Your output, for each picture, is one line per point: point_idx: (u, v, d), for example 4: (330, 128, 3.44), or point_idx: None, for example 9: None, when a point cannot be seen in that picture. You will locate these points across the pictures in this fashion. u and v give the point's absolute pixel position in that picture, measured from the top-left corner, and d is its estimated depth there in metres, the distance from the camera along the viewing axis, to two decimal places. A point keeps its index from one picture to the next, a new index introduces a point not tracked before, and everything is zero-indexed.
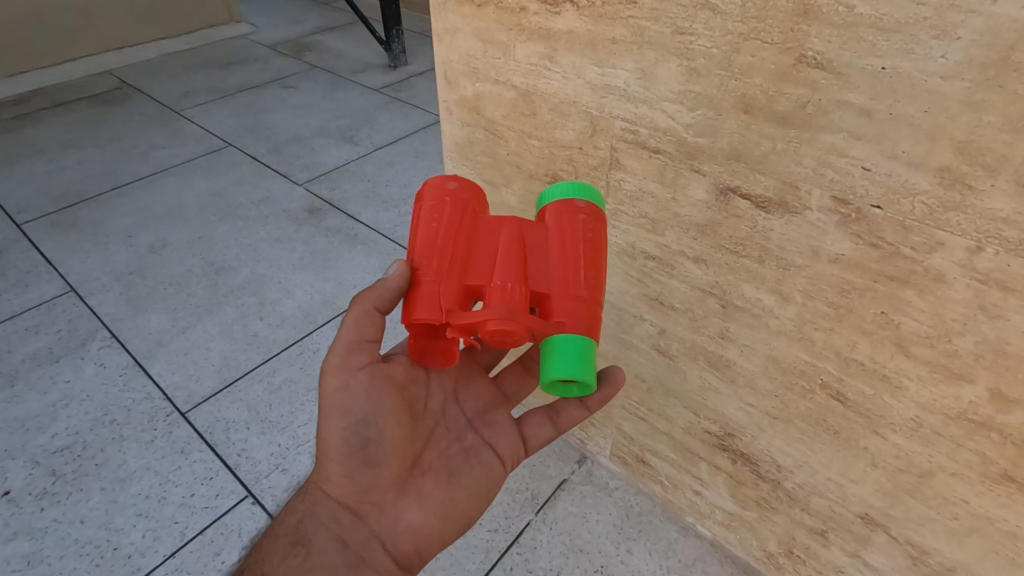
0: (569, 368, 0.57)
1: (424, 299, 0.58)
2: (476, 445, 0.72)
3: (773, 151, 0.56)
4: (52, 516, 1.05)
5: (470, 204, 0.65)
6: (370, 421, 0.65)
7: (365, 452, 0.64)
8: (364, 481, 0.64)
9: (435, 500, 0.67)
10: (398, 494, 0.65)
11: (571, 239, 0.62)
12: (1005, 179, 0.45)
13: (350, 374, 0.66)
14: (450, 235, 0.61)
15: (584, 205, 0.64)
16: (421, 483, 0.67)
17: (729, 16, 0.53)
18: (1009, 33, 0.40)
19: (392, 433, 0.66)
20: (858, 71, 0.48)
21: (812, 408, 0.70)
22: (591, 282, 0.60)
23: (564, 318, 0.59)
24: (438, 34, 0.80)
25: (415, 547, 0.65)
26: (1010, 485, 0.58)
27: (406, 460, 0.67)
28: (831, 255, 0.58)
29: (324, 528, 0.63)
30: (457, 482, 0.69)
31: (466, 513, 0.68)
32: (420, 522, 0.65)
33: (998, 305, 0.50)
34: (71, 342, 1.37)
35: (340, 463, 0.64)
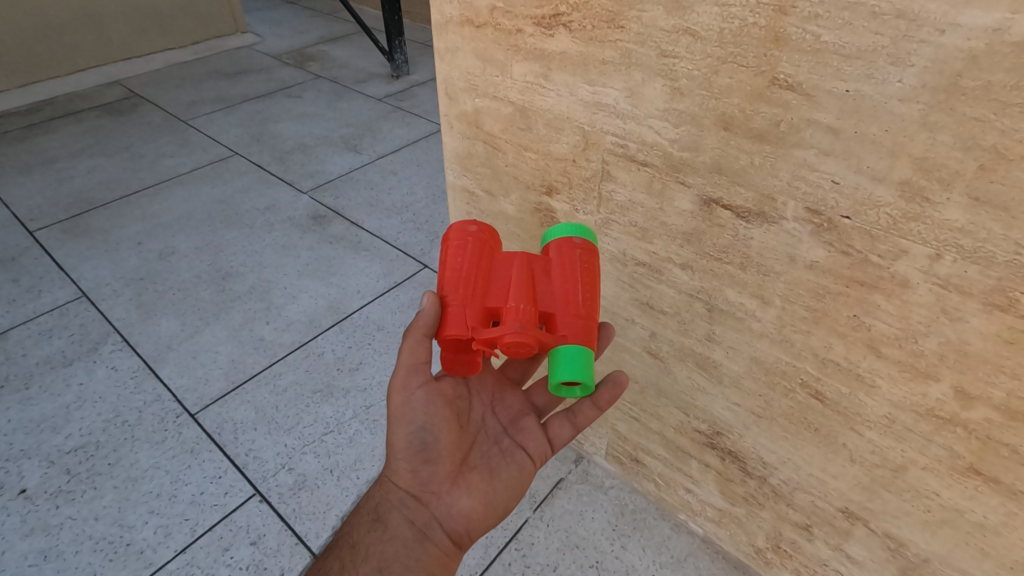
0: (573, 370, 0.62)
1: (451, 318, 0.64)
2: (511, 447, 0.75)
3: (751, 165, 0.60)
4: (67, 513, 1.09)
5: (489, 239, 0.70)
6: (428, 424, 0.70)
7: (425, 450, 0.70)
8: (425, 474, 0.69)
9: (482, 488, 0.71)
10: (452, 483, 0.70)
11: (570, 270, 0.67)
12: (958, 193, 0.49)
13: (408, 391, 0.71)
14: (470, 264, 0.67)
15: (580, 242, 0.69)
16: (471, 475, 0.71)
17: (708, 41, 0.57)
18: (956, 61, 0.45)
19: (445, 436, 0.71)
20: (825, 93, 0.52)
21: (793, 406, 0.74)
22: (588, 302, 0.65)
23: (567, 331, 0.63)
24: (440, 53, 0.85)
25: (468, 532, 0.69)
26: (977, 478, 0.62)
27: (455, 455, 0.71)
28: (806, 261, 0.62)
29: (393, 511, 0.68)
30: (499, 476, 0.72)
31: (504, 503, 0.71)
32: (471, 507, 0.69)
33: (958, 308, 0.54)
34: (84, 346, 1.42)
35: (406, 459, 0.69)
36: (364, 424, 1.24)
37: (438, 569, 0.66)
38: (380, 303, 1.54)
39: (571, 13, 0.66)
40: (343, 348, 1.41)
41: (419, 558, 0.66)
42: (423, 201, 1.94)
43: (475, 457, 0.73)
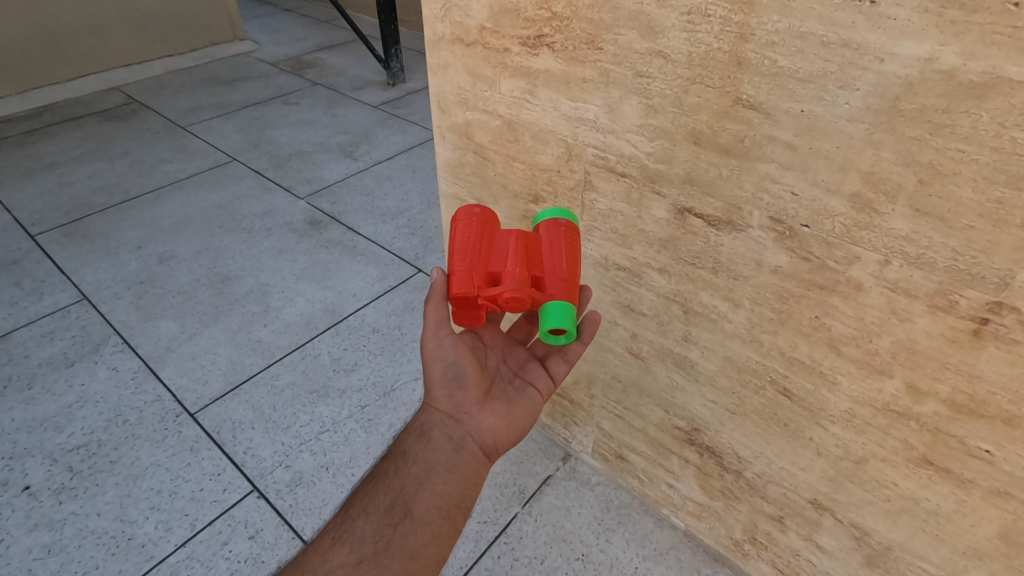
0: (559, 318, 0.67)
1: (457, 279, 0.69)
2: (523, 383, 0.78)
3: (720, 177, 0.65)
4: (70, 509, 1.12)
5: (492, 218, 0.75)
6: (459, 358, 0.75)
7: (458, 377, 0.74)
8: (459, 397, 0.73)
9: (505, 411, 0.74)
10: (481, 405, 0.73)
11: (555, 242, 0.72)
12: (902, 204, 0.54)
13: (439, 338, 0.75)
14: (474, 236, 0.72)
15: (565, 222, 0.74)
16: (497, 401, 0.75)
17: (678, 63, 0.62)
18: (895, 86, 0.49)
19: (472, 369, 0.75)
20: (783, 113, 0.57)
21: (764, 403, 0.78)
22: (572, 266, 0.70)
23: (554, 290, 0.69)
24: (433, 68, 0.89)
25: (495, 446, 0.73)
26: (930, 468, 0.66)
27: (481, 384, 0.75)
28: (771, 266, 0.67)
29: (433, 427, 0.72)
30: (519, 403, 0.76)
31: (523, 425, 0.76)
32: (497, 425, 0.73)
33: (906, 310, 0.59)
34: (85, 347, 1.45)
35: (442, 385, 0.73)
36: (359, 424, 1.28)
37: (473, 475, 0.70)
38: (375, 306, 1.58)
39: (553, 34, 0.71)
40: (339, 349, 1.45)
41: (456, 464, 0.69)
42: (418, 206, 1.99)
43: (497, 389, 0.76)
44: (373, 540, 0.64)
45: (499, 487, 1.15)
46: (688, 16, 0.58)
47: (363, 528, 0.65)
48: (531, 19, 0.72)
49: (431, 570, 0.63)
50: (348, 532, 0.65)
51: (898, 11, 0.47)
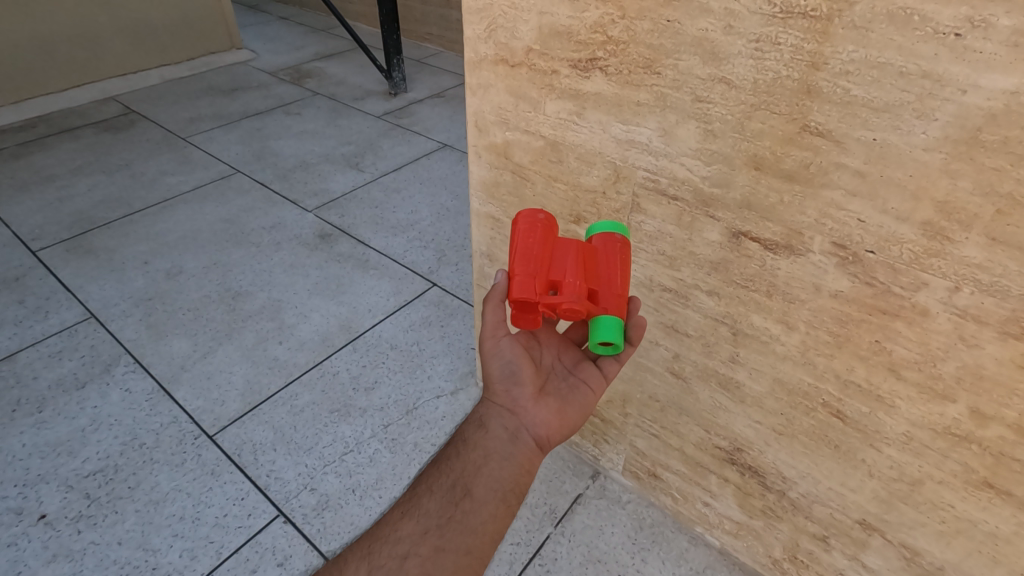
0: (610, 334, 0.68)
1: (518, 283, 0.68)
2: (580, 377, 0.75)
3: (780, 202, 0.65)
4: (89, 538, 1.09)
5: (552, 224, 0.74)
6: (515, 357, 0.74)
7: (514, 375, 0.73)
8: (514, 393, 0.72)
9: (559, 406, 0.72)
10: (535, 401, 0.71)
11: (613, 255, 0.71)
12: (977, 233, 0.54)
13: (497, 338, 0.75)
14: (537, 242, 0.70)
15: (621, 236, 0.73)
16: (551, 397, 0.72)
17: (743, 89, 0.61)
18: (976, 117, 0.50)
19: (527, 368, 0.74)
20: (853, 141, 0.57)
21: (814, 424, 0.78)
22: (625, 282, 0.70)
23: (609, 305, 0.69)
24: (471, 87, 0.88)
25: (548, 441, 0.71)
26: (990, 490, 0.67)
27: (536, 381, 0.73)
28: (831, 290, 0.67)
29: (490, 418, 0.71)
30: (573, 400, 0.73)
31: (576, 422, 0.73)
32: (551, 420, 0.71)
33: (974, 336, 0.59)
34: (95, 368, 1.41)
35: (498, 381, 0.73)
36: (383, 444, 1.26)
37: (529, 463, 0.68)
38: (392, 321, 1.56)
39: (607, 58, 0.70)
40: (358, 366, 1.43)
41: (511, 454, 0.68)
42: (428, 219, 1.97)
43: (552, 385, 0.74)
44: (437, 515, 0.65)
45: (530, 507, 1.13)
46: (757, 43, 0.58)
47: (428, 504, 0.66)
48: (584, 43, 0.71)
49: (490, 546, 0.63)
50: (415, 507, 0.66)
51: (985, 45, 0.47)
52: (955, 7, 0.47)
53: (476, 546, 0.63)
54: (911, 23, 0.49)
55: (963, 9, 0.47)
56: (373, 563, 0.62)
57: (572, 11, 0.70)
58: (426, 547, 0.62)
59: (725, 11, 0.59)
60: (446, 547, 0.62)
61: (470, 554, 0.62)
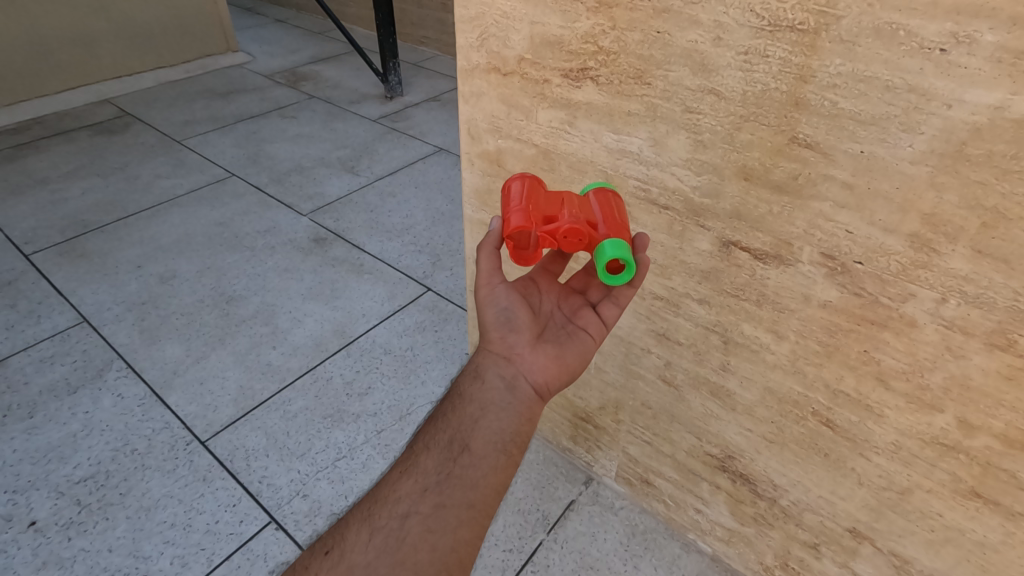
0: (615, 248, 0.63)
1: (513, 214, 0.66)
2: (578, 326, 0.74)
3: (770, 213, 0.65)
4: (79, 545, 1.09)
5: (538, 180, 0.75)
6: (512, 304, 0.72)
7: (511, 321, 0.71)
8: (511, 339, 0.70)
9: (555, 355, 0.70)
10: (533, 348, 0.70)
11: (608, 198, 0.71)
12: (963, 245, 0.54)
13: (492, 285, 0.72)
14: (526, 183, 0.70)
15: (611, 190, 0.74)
16: (548, 344, 0.71)
17: (732, 101, 0.62)
18: (961, 131, 0.50)
19: (524, 313, 0.72)
20: (841, 153, 0.57)
21: (804, 433, 0.78)
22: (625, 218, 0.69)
23: (612, 230, 0.66)
24: (464, 95, 0.89)
25: (546, 388, 0.69)
26: (978, 500, 0.67)
27: (533, 328, 0.72)
28: (820, 301, 0.67)
29: (484, 368, 0.69)
30: (573, 348, 0.72)
31: (575, 371, 0.71)
32: (549, 369, 0.69)
33: (961, 347, 0.59)
34: (88, 373, 1.41)
35: (494, 327, 0.71)
36: (376, 450, 1.25)
37: (529, 412, 0.67)
38: (386, 326, 1.56)
39: (599, 68, 0.71)
40: (351, 371, 1.43)
41: (510, 402, 0.66)
42: (423, 223, 1.97)
43: (551, 333, 0.72)
44: (436, 471, 0.62)
45: (522, 513, 1.12)
46: (746, 56, 0.58)
47: (424, 462, 0.64)
48: (575, 52, 0.72)
49: (493, 498, 0.62)
50: (411, 466, 0.64)
51: (970, 60, 0.47)
52: (941, 22, 0.47)
53: (478, 501, 0.61)
54: (896, 38, 0.50)
55: (948, 24, 0.47)
56: (374, 524, 0.61)
57: (563, 20, 0.70)
58: (427, 505, 0.60)
59: (714, 23, 0.59)
60: (447, 504, 0.60)
61: (472, 509, 0.60)
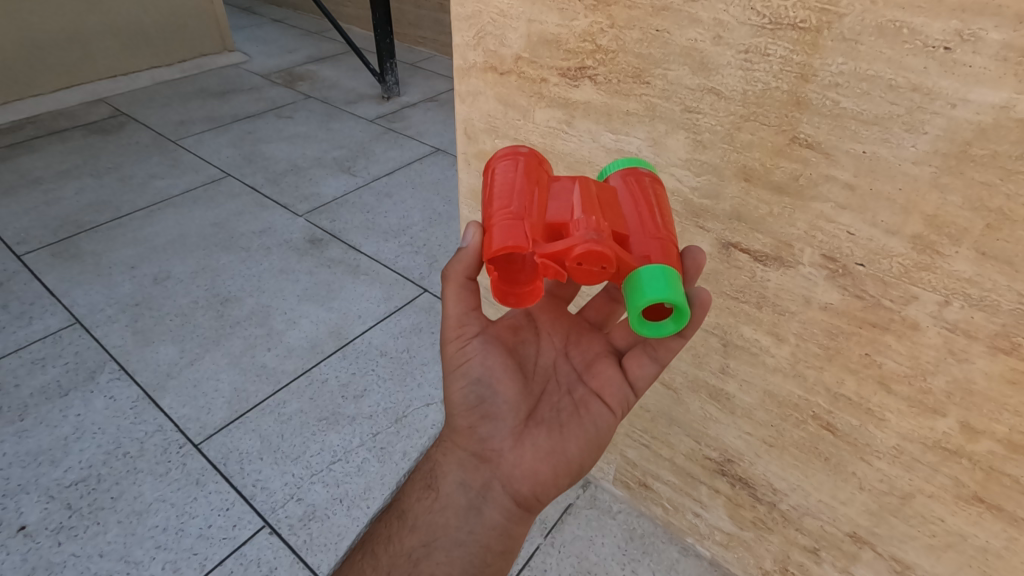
0: (662, 292, 0.54)
1: (504, 227, 0.56)
2: (581, 401, 0.69)
3: (770, 214, 0.65)
4: (70, 550, 1.07)
5: (540, 163, 0.66)
6: (486, 379, 0.68)
7: (485, 406, 0.68)
8: (487, 430, 0.67)
9: (546, 449, 0.66)
10: (516, 441, 0.67)
11: (642, 196, 0.62)
12: (967, 247, 0.54)
13: (464, 343, 0.70)
14: (525, 180, 0.61)
15: (647, 171, 0.66)
16: (536, 433, 0.67)
17: (732, 100, 0.61)
18: (965, 132, 0.49)
19: (506, 390, 0.68)
20: (843, 153, 0.56)
21: (805, 436, 0.78)
22: (666, 225, 0.60)
23: (646, 252, 0.57)
24: (460, 95, 0.88)
25: (533, 492, 0.66)
26: (980, 505, 0.66)
27: (520, 408, 0.68)
28: (821, 303, 0.66)
29: (451, 474, 0.68)
30: (571, 432, 0.67)
31: (579, 456, 0.67)
32: (537, 467, 0.66)
33: (964, 350, 0.58)
34: (79, 375, 1.39)
35: (467, 411, 0.68)
36: (372, 452, 1.24)
37: (495, 543, 0.66)
38: (382, 328, 1.55)
39: (596, 67, 0.70)
40: (347, 374, 1.41)
41: (472, 531, 0.66)
42: (420, 223, 1.96)
43: (544, 411, 0.68)
44: None
45: None
46: (746, 54, 0.57)
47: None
48: (573, 51, 0.71)
49: None
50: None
51: (975, 59, 0.47)
52: (945, 20, 0.47)
53: None
54: (900, 36, 0.49)
55: (952, 22, 0.46)
56: None
57: (561, 19, 0.69)
58: None
59: (714, 21, 0.58)
60: None
61: None
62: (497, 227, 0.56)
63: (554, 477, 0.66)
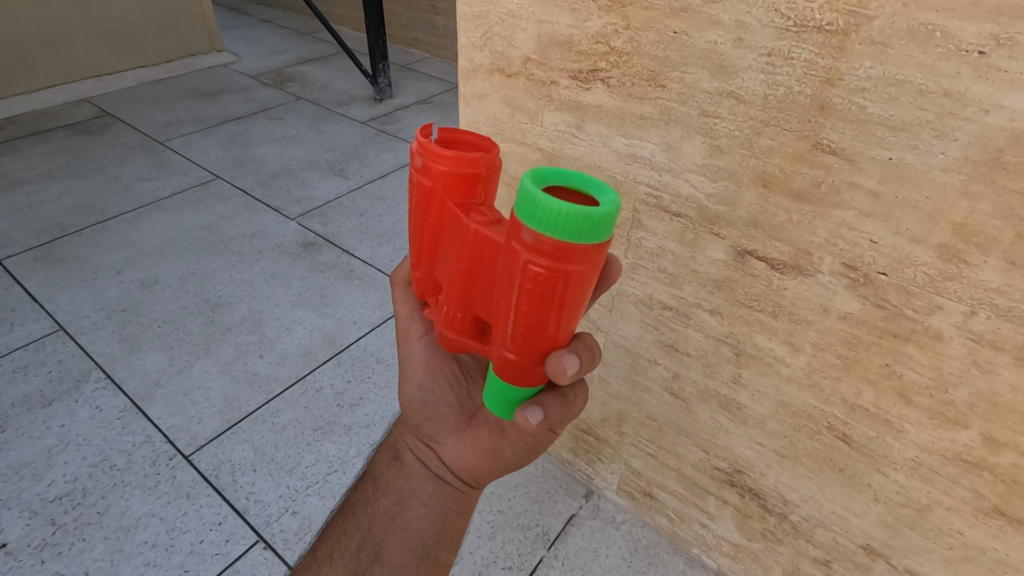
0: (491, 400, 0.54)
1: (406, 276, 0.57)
2: None
3: (789, 221, 0.63)
4: (53, 568, 1.03)
5: (449, 181, 0.48)
6: (429, 378, 0.65)
7: (429, 402, 0.65)
8: (430, 428, 0.65)
9: (482, 449, 0.62)
10: (458, 438, 0.64)
11: (508, 289, 0.44)
12: (996, 257, 0.52)
13: (411, 343, 0.66)
14: (417, 221, 0.51)
15: (535, 241, 0.40)
16: (479, 431, 0.63)
17: (753, 105, 0.59)
18: (998, 138, 0.48)
19: (449, 391, 0.65)
20: (868, 160, 0.55)
21: (819, 448, 0.76)
22: (516, 340, 0.46)
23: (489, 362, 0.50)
24: (465, 97, 0.85)
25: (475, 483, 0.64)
26: (1001, 518, 0.65)
27: (464, 408, 0.65)
28: (840, 312, 0.64)
29: (410, 448, 0.68)
30: (510, 435, 0.61)
31: (519, 461, 0.62)
32: (474, 464, 0.63)
33: (989, 361, 0.57)
34: (63, 384, 1.34)
35: (413, 406, 0.66)
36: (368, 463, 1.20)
37: (455, 504, 0.65)
38: (377, 334, 1.52)
39: (610, 69, 0.68)
40: (341, 382, 1.38)
41: (434, 493, 0.65)
42: None
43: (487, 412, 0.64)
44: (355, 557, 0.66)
45: (522, 529, 1.08)
46: (768, 58, 0.56)
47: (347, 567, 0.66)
48: (586, 53, 0.69)
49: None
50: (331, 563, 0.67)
51: (1010, 64, 0.45)
52: (980, 23, 0.45)
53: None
54: (932, 40, 0.48)
55: (988, 26, 0.45)
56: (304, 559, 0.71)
57: (573, 20, 0.67)
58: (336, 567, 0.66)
59: (736, 23, 0.56)
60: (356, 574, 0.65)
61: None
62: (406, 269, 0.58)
63: (494, 475, 0.63)
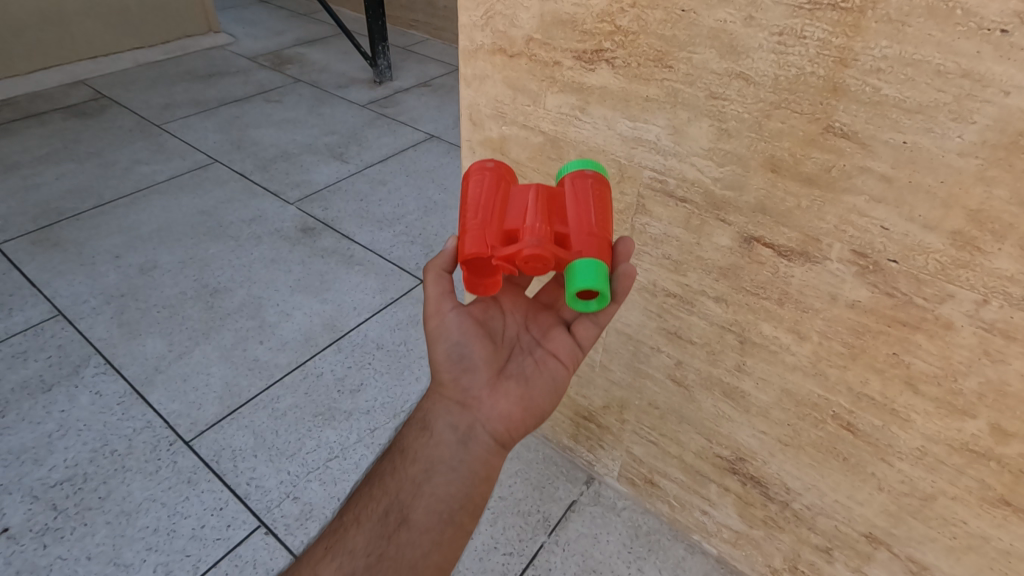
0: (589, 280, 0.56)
1: (470, 237, 0.60)
2: (546, 355, 0.68)
3: (798, 207, 0.61)
4: (56, 552, 1.03)
5: (506, 173, 0.68)
6: (464, 338, 0.67)
7: (463, 360, 0.66)
8: (466, 382, 0.66)
9: (517, 394, 0.66)
10: (492, 389, 0.66)
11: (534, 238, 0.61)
12: (1011, 244, 0.51)
13: (442, 314, 0.68)
14: (485, 192, 0.64)
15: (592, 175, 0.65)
16: (510, 381, 0.66)
17: (762, 86, 0.57)
18: (1019, 121, 0.46)
19: (482, 348, 0.67)
20: (881, 144, 0.53)
21: (822, 436, 0.75)
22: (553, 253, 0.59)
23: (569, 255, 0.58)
24: (466, 78, 0.83)
25: (507, 433, 0.65)
26: (1006, 508, 0.64)
27: (493, 363, 0.67)
28: (848, 300, 0.63)
29: (438, 417, 0.66)
30: (537, 381, 0.67)
31: (544, 408, 0.67)
32: (510, 411, 0.65)
33: (1001, 351, 0.56)
34: (63, 369, 1.34)
35: (445, 367, 0.66)
36: (369, 449, 1.20)
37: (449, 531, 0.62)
38: (377, 320, 1.51)
39: (615, 49, 0.66)
40: (342, 368, 1.37)
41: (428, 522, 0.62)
42: (415, 212, 1.91)
43: (514, 365, 0.67)
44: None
45: (522, 515, 1.08)
46: (780, 37, 0.54)
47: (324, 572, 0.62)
48: (590, 32, 0.67)
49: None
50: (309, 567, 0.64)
51: None
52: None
53: None
54: (952, 18, 0.46)
55: (1011, 3, 0.43)
56: None
57: None
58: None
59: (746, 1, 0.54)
60: None
61: None
62: (468, 234, 0.60)
63: (526, 426, 0.66)
